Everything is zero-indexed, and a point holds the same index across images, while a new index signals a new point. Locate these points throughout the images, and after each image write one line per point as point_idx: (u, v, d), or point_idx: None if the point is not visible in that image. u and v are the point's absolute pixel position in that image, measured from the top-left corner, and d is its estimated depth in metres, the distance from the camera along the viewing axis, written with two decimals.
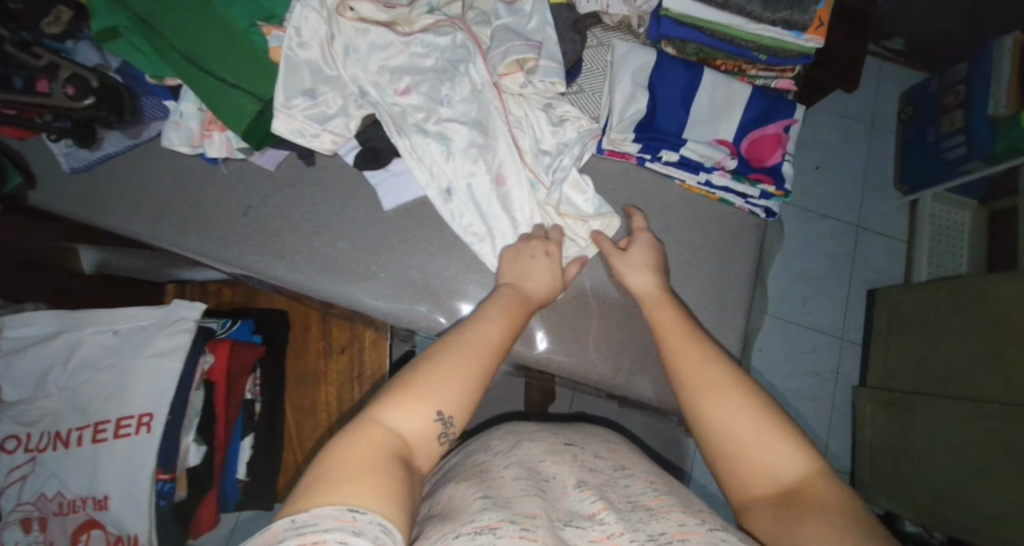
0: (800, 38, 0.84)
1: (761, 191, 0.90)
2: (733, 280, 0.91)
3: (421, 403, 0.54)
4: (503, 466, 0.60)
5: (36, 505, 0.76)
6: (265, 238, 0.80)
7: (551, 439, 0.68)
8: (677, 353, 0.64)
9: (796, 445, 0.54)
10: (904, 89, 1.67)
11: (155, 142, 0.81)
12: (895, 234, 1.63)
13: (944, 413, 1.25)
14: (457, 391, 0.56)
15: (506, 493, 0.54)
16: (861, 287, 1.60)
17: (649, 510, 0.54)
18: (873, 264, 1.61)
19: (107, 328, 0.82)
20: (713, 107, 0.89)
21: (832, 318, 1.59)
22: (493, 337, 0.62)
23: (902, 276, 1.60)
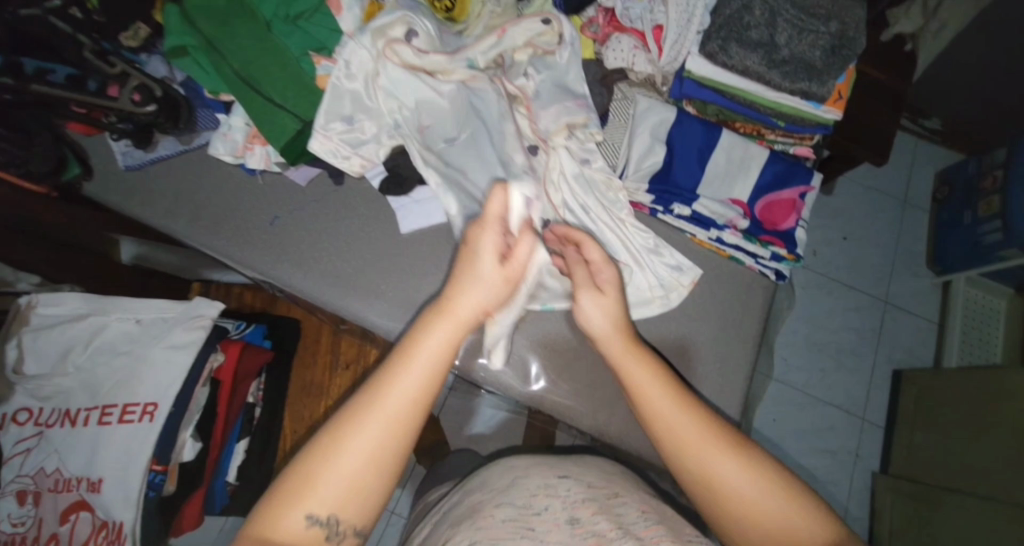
0: (818, 108, 0.87)
1: (771, 252, 0.90)
2: (741, 339, 0.90)
3: (294, 512, 0.45)
4: (504, 502, 0.60)
5: (33, 479, 0.78)
6: (287, 249, 0.85)
7: (545, 470, 0.66)
8: (684, 421, 0.54)
9: (778, 493, 0.51)
10: (938, 170, 1.67)
11: (203, 150, 0.88)
12: (922, 313, 1.58)
13: (971, 513, 1.16)
14: (335, 486, 0.45)
15: (494, 536, 0.54)
16: (885, 365, 1.54)
17: (639, 540, 0.54)
18: (899, 343, 1.56)
19: (129, 316, 0.86)
20: (729, 167, 0.91)
21: (851, 394, 1.52)
22: (397, 397, 0.48)
23: (930, 359, 1.54)
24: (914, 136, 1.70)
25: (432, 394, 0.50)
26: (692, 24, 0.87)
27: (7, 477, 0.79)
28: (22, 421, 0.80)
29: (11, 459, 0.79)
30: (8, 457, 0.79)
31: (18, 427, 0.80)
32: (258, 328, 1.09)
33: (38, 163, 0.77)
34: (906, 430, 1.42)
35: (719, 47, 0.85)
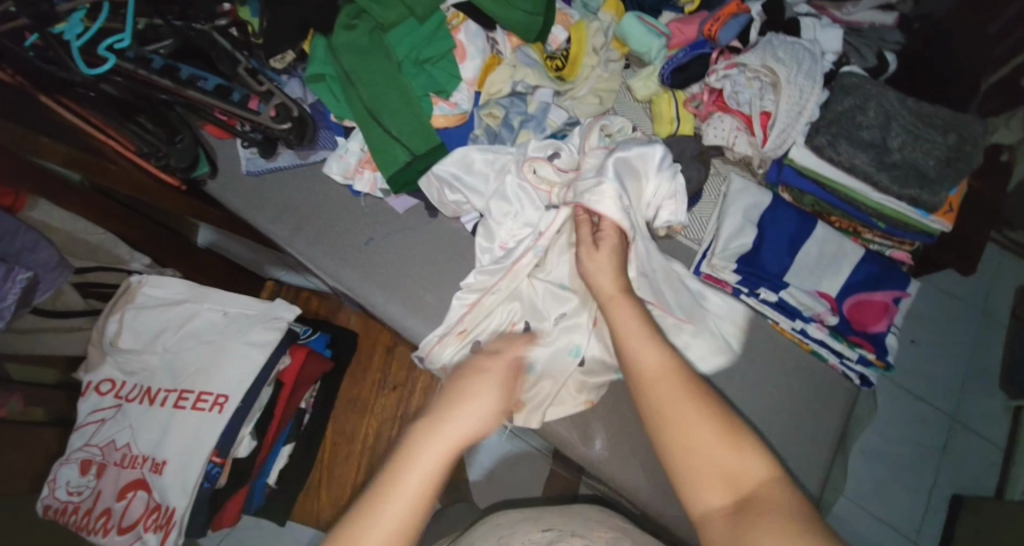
0: (926, 217, 0.85)
1: (858, 355, 0.87)
2: (810, 440, 0.86)
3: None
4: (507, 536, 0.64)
5: (101, 450, 0.80)
6: (376, 270, 0.89)
7: (535, 523, 0.67)
8: (652, 395, 0.61)
9: (750, 448, 0.57)
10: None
11: (317, 166, 0.94)
12: (997, 440, 1.45)
13: None
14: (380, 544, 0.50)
15: None
16: (949, 491, 1.41)
17: None
18: (968, 469, 1.43)
19: (217, 308, 0.89)
20: (821, 260, 0.89)
21: (910, 516, 1.40)
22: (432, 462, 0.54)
23: (1002, 493, 1.40)
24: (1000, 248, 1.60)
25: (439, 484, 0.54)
26: (801, 116, 0.87)
27: (76, 443, 0.81)
28: (103, 391, 0.83)
29: (84, 426, 0.81)
30: (82, 424, 0.82)
31: (98, 397, 0.83)
32: (321, 336, 1.10)
33: (178, 158, 0.83)
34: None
35: (827, 142, 0.85)
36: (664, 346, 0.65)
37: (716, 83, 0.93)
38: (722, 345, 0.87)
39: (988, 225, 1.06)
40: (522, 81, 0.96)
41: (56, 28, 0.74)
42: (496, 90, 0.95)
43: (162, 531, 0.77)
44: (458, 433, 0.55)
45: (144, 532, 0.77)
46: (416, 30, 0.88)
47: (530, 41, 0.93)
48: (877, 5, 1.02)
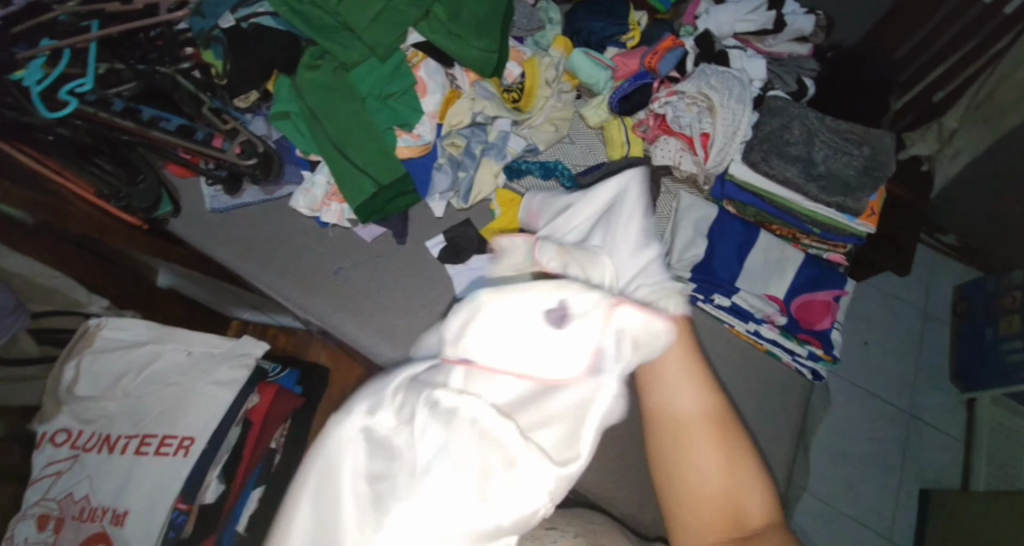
0: (852, 221, 0.94)
1: (808, 351, 0.93)
2: (774, 436, 0.90)
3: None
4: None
5: (58, 504, 0.76)
6: (346, 298, 0.90)
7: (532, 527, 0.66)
8: (684, 445, 0.61)
9: (759, 509, 0.61)
10: (956, 282, 1.69)
11: (283, 200, 0.95)
12: (947, 429, 1.55)
13: None
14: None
15: None
16: (909, 480, 1.49)
17: None
18: (924, 458, 1.51)
19: (183, 347, 0.87)
20: (767, 265, 0.96)
21: (876, 508, 1.46)
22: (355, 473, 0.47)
23: (956, 479, 1.49)
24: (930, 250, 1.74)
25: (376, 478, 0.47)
26: (738, 136, 0.96)
27: (31, 499, 0.77)
28: (59, 441, 0.79)
29: (39, 480, 0.77)
30: (37, 479, 0.78)
31: (53, 448, 0.79)
32: (293, 372, 1.08)
33: (139, 199, 0.83)
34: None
35: (761, 158, 0.94)
36: (710, 398, 0.63)
37: (660, 109, 1.02)
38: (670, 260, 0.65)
39: (913, 228, 1.17)
40: (482, 113, 1.01)
41: (13, 74, 0.75)
42: (457, 122, 0.99)
43: None
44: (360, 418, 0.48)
45: None
46: (379, 68, 0.93)
47: (487, 74, 0.99)
48: (793, 38, 1.15)
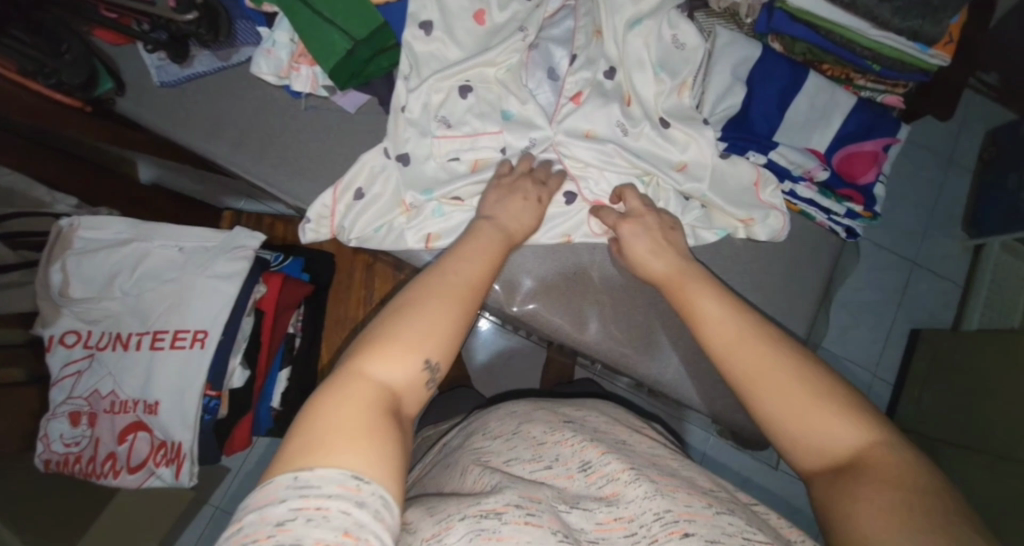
0: (925, 51, 0.78)
1: (846, 209, 0.86)
2: (799, 293, 0.88)
3: (398, 346, 0.46)
4: (504, 459, 0.56)
5: (86, 401, 0.78)
6: (334, 178, 0.80)
7: (549, 414, 0.62)
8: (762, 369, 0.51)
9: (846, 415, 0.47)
10: (991, 127, 1.52)
11: (243, 67, 0.80)
12: (950, 276, 1.47)
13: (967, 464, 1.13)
14: (439, 331, 0.49)
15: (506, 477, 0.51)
16: (904, 326, 1.44)
17: (657, 484, 0.49)
18: (924, 305, 1.46)
19: (172, 244, 0.83)
20: (811, 114, 0.84)
21: (868, 351, 1.43)
22: (471, 278, 0.54)
23: (951, 322, 1.45)
24: (970, 92, 1.54)
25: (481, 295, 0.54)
26: None
27: (58, 398, 0.78)
28: (70, 344, 0.78)
29: (61, 380, 0.78)
30: (58, 379, 0.78)
31: (65, 349, 0.78)
32: (295, 262, 1.06)
33: (71, 74, 0.69)
34: (916, 393, 1.33)
35: None
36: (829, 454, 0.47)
37: None
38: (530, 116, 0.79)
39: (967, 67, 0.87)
40: None
41: None
42: None
43: (175, 464, 0.78)
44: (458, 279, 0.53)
45: (156, 466, 0.78)
46: None
47: None
48: None
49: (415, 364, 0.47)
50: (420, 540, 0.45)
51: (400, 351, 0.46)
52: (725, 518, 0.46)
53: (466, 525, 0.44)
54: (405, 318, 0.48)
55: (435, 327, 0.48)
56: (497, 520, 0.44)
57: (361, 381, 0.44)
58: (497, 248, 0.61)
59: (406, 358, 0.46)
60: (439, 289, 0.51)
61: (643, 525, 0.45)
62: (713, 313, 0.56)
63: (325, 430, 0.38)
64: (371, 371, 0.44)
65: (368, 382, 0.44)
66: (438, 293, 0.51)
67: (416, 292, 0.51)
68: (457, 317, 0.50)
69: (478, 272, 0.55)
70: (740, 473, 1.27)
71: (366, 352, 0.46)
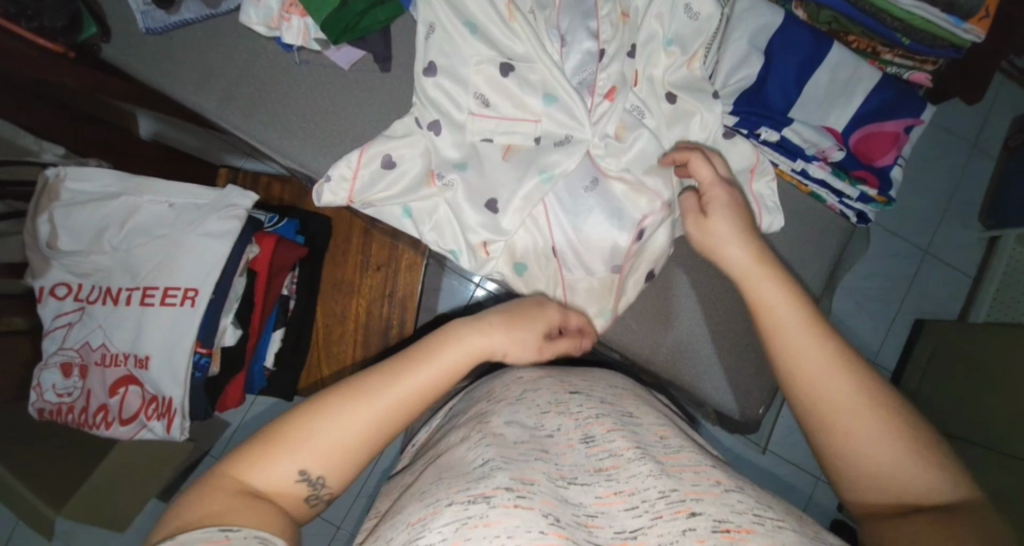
0: (959, 26, 0.72)
1: (859, 193, 0.82)
2: (801, 278, 0.86)
3: (295, 451, 0.47)
4: (504, 421, 0.55)
5: (78, 353, 0.78)
6: (326, 138, 0.77)
7: (555, 383, 0.61)
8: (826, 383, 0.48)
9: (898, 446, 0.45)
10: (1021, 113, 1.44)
11: (232, 16, 0.76)
12: (961, 267, 1.43)
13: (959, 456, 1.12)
14: (346, 442, 0.48)
15: (508, 450, 0.49)
16: (909, 315, 1.42)
17: (661, 464, 0.48)
18: (931, 295, 1.42)
19: (162, 200, 0.81)
20: (830, 90, 0.79)
21: (869, 339, 1.41)
22: (416, 386, 0.52)
23: (957, 313, 1.42)
24: (1003, 74, 1.46)
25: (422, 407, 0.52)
26: None
27: (51, 348, 0.79)
28: (61, 296, 0.78)
29: (53, 331, 0.78)
30: (50, 330, 0.79)
31: (56, 301, 0.78)
32: (290, 223, 1.04)
33: (53, 17, 0.67)
34: (915, 382, 1.32)
35: None
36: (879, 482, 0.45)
37: None
38: (571, 100, 0.75)
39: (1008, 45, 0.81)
40: None
41: None
42: None
43: (166, 418, 0.79)
44: (405, 386, 0.51)
45: (148, 419, 0.79)
46: None
47: None
48: None
49: (320, 470, 0.47)
50: (408, 525, 0.45)
51: (313, 451, 0.47)
52: (733, 495, 0.45)
53: (453, 511, 0.43)
54: (331, 411, 0.48)
55: (352, 437, 0.48)
56: (486, 505, 0.43)
57: (277, 458, 0.46)
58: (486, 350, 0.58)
59: (311, 462, 0.47)
60: (385, 394, 0.50)
61: (646, 501, 0.44)
62: (799, 337, 0.50)
63: (230, 476, 0.44)
64: (276, 466, 0.46)
65: (279, 468, 0.46)
66: (374, 401, 0.50)
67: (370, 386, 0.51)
68: (379, 429, 0.50)
69: (439, 378, 0.53)
70: (728, 452, 1.28)
71: (293, 432, 0.47)
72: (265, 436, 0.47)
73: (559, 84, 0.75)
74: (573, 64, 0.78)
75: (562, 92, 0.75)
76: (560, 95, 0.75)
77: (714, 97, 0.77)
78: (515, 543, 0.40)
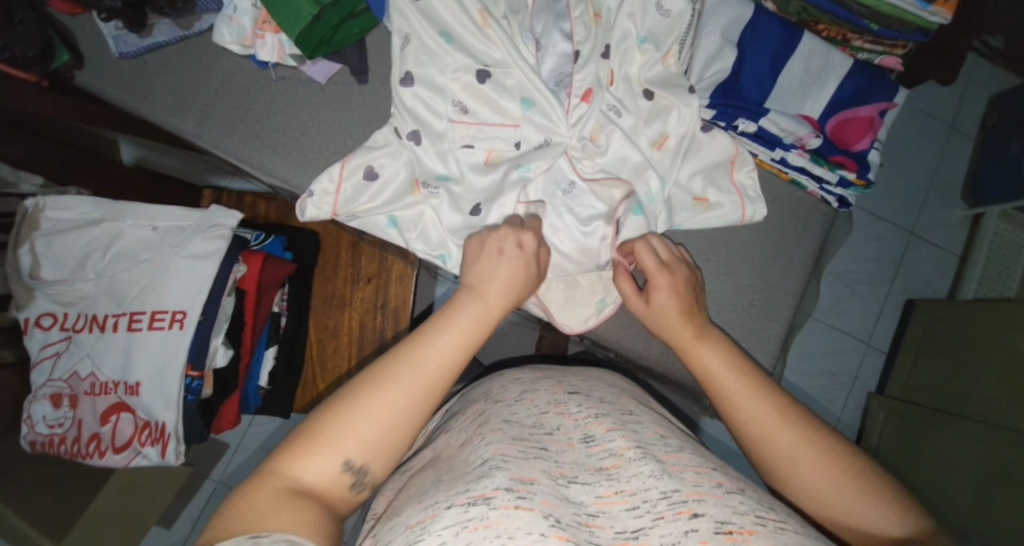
0: (924, 9, 0.74)
1: (839, 178, 0.83)
2: (788, 266, 0.86)
3: (331, 444, 0.47)
4: (505, 420, 0.55)
5: (67, 383, 0.77)
6: (307, 153, 0.77)
7: (554, 385, 0.62)
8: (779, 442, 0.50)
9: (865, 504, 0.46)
10: (994, 92, 1.47)
11: (206, 36, 0.76)
12: (946, 246, 1.45)
13: (955, 433, 1.13)
14: (374, 431, 0.48)
15: (508, 449, 0.49)
16: (898, 296, 1.43)
17: (661, 463, 0.48)
18: (918, 276, 1.44)
19: (146, 224, 0.81)
20: (804, 78, 0.80)
21: (861, 322, 1.42)
22: (440, 361, 0.52)
23: (945, 292, 1.43)
24: (974, 56, 1.48)
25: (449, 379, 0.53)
26: None
27: (39, 380, 0.78)
28: (47, 326, 0.77)
29: (40, 363, 0.77)
30: (37, 362, 0.78)
31: (42, 332, 0.77)
32: (277, 240, 1.04)
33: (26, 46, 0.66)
34: (908, 361, 1.33)
35: None
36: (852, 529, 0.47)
37: None
38: (548, 102, 0.76)
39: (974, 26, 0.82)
40: None
41: None
42: None
43: (160, 444, 0.78)
44: (430, 359, 0.52)
45: (142, 446, 0.78)
46: None
47: None
48: None
49: (353, 465, 0.47)
50: (408, 527, 0.44)
51: (355, 438, 0.47)
52: (735, 498, 0.45)
53: (454, 512, 0.43)
54: (372, 393, 0.49)
55: (393, 414, 0.49)
56: (486, 505, 0.42)
57: (319, 452, 0.46)
58: (492, 308, 0.60)
59: (348, 453, 0.47)
60: (412, 376, 0.51)
61: (647, 502, 0.44)
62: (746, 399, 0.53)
63: (284, 471, 0.45)
64: (319, 461, 0.46)
65: (320, 458, 0.46)
66: (407, 371, 0.51)
67: (397, 360, 0.51)
68: (420, 401, 0.50)
69: (456, 353, 0.54)
70: (729, 442, 1.28)
71: (335, 422, 0.48)
72: (308, 431, 0.47)
73: (534, 87, 0.76)
74: (549, 68, 0.78)
75: (539, 96, 0.76)
76: (536, 99, 0.76)
77: (690, 91, 0.78)
78: (515, 543, 0.39)
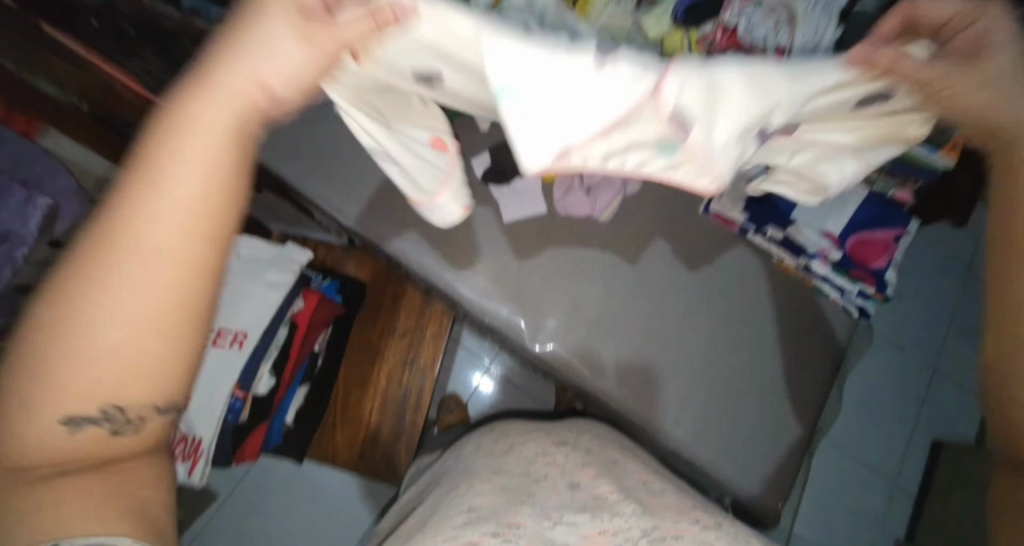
0: (934, 153, 0.81)
1: (859, 289, 0.91)
2: (804, 368, 0.92)
3: (27, 413, 0.40)
4: (497, 470, 0.64)
5: None
6: (387, 208, 0.88)
7: (543, 437, 0.70)
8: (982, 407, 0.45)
9: None
10: None
11: (326, 106, 0.92)
12: (972, 386, 1.45)
13: None
14: (71, 371, 0.40)
15: (490, 502, 0.57)
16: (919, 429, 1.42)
17: (637, 507, 0.58)
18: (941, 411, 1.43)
19: (232, 250, 0.91)
20: (828, 199, 0.90)
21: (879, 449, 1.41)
22: (169, 260, 0.39)
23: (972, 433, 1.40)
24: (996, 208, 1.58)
25: (194, 286, 0.40)
26: None
27: None
28: None
29: None
30: None
31: None
32: (332, 283, 1.15)
33: None
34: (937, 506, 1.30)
35: None
36: None
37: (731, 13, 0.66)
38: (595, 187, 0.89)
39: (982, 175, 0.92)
40: None
41: None
42: None
43: (192, 458, 0.81)
44: (149, 271, 0.39)
45: (175, 458, 0.81)
46: None
47: None
48: None
49: (108, 392, 0.41)
50: None
51: (98, 350, 0.39)
52: (710, 534, 0.55)
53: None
54: (105, 289, 0.39)
55: (136, 318, 0.39)
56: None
57: (45, 394, 0.40)
58: (238, 130, 0.41)
59: (93, 385, 0.40)
60: (146, 292, 0.39)
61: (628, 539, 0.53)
62: None
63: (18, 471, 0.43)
64: (70, 389, 0.40)
65: (26, 391, 0.40)
66: (119, 256, 0.38)
67: (123, 230, 0.39)
68: (189, 271, 0.40)
69: (196, 243, 0.40)
70: None
71: (53, 326, 0.38)
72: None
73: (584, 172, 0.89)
74: None
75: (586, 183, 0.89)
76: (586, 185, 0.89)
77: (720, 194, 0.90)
78: None
